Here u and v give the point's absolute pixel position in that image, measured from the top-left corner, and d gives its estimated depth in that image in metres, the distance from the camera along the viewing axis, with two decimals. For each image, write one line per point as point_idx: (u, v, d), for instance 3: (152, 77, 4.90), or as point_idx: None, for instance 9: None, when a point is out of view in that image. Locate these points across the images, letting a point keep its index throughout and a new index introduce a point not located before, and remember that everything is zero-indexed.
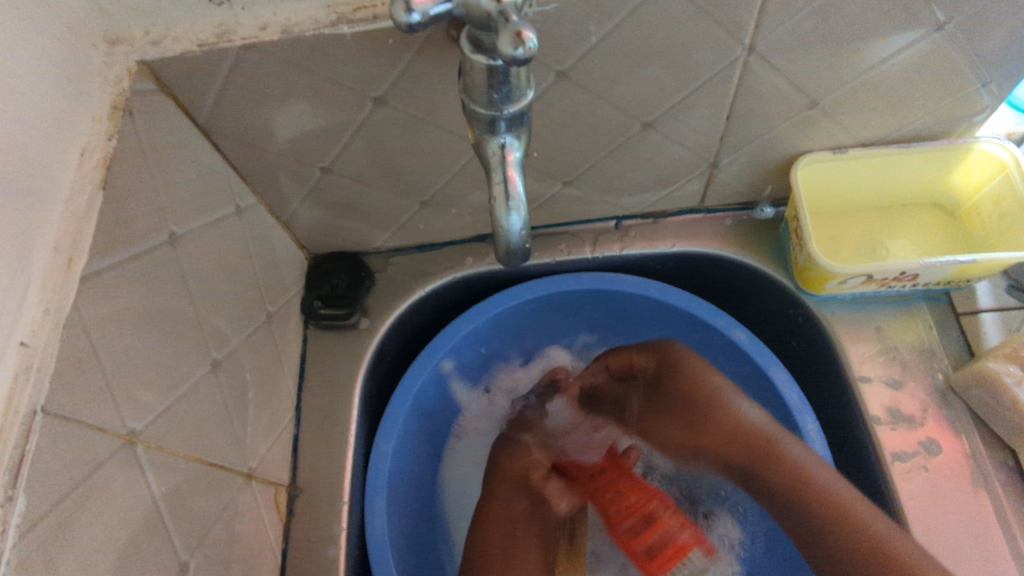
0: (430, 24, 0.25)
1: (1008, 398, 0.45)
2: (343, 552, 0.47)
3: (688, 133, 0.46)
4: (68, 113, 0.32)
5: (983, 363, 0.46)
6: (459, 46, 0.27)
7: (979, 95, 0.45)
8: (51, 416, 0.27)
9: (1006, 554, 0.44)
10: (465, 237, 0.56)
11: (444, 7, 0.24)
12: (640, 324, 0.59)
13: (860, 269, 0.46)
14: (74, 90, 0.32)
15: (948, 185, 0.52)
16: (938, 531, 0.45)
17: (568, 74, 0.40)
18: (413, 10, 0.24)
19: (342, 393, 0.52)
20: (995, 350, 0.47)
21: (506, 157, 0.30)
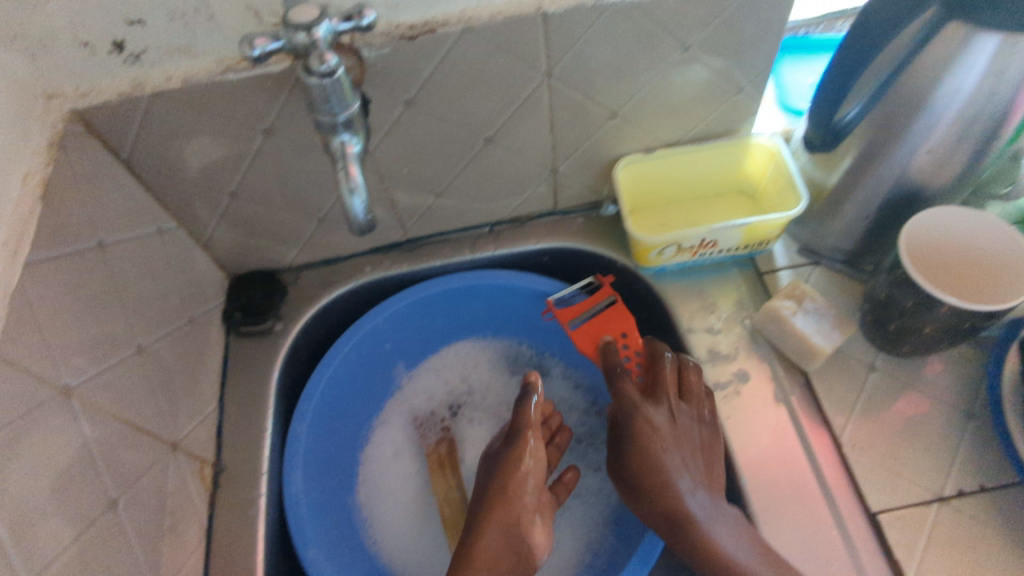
0: (269, 57, 0.36)
1: (789, 327, 0.57)
2: (263, 512, 0.55)
3: (524, 145, 0.59)
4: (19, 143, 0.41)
5: (771, 301, 0.58)
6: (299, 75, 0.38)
7: (741, 99, 0.59)
8: (4, 360, 0.36)
9: (800, 451, 0.54)
10: (363, 249, 0.67)
11: (276, 44, 0.36)
12: (520, 311, 0.70)
13: (669, 238, 0.59)
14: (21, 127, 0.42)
15: (744, 175, 0.66)
16: (749, 438, 0.55)
17: (413, 102, 0.52)
18: (255, 47, 0.35)
19: (260, 384, 0.61)
20: (781, 292, 0.59)
21: (347, 150, 0.42)
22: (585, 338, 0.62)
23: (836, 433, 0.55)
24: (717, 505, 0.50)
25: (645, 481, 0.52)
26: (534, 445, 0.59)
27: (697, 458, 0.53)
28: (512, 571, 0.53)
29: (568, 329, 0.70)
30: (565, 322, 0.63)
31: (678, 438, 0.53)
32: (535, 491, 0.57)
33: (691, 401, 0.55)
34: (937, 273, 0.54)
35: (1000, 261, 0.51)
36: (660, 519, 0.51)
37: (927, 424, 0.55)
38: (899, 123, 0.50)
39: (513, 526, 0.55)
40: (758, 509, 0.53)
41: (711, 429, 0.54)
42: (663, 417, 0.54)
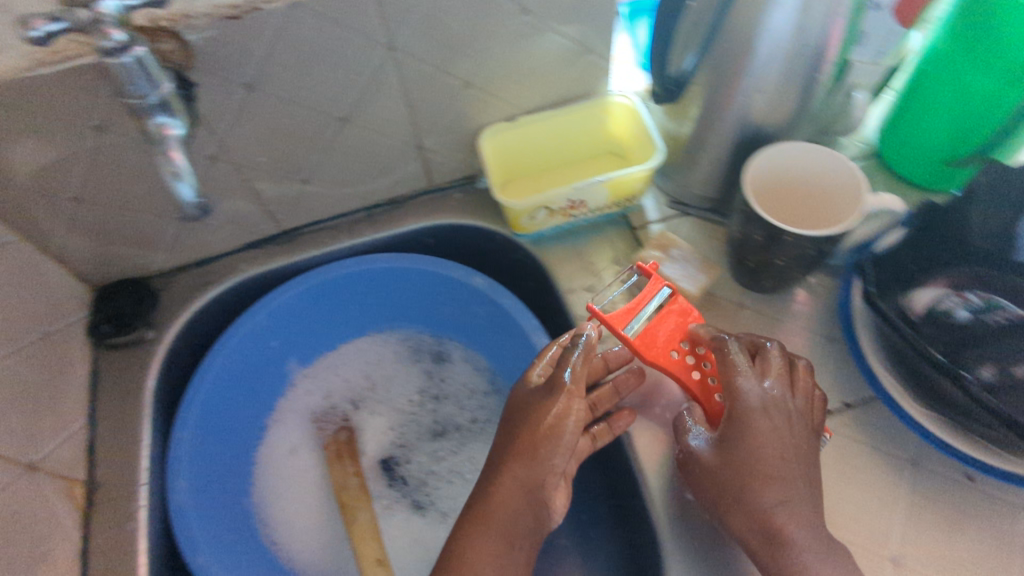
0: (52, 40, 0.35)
1: (657, 276, 0.59)
2: (142, 526, 0.54)
3: (382, 123, 0.59)
4: None
5: (641, 254, 0.60)
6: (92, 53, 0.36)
7: (592, 60, 0.61)
8: None
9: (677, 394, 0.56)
10: (236, 246, 0.66)
11: (56, 24, 0.35)
12: (408, 294, 0.70)
13: (536, 202, 0.59)
14: None
15: (610, 135, 0.67)
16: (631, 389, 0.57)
17: (253, 86, 0.51)
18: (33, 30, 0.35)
19: (134, 396, 0.59)
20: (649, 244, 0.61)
21: (166, 134, 0.40)
22: (648, 345, 0.53)
23: None
24: (804, 519, 0.44)
25: (750, 486, 0.46)
26: (573, 400, 0.51)
27: (798, 462, 0.46)
28: (524, 532, 0.49)
29: (457, 310, 0.70)
30: (621, 330, 0.53)
31: (782, 434, 0.46)
32: (567, 448, 0.51)
33: (799, 396, 0.48)
34: (784, 213, 0.58)
35: (834, 187, 0.54)
36: (754, 527, 0.45)
37: (792, 353, 0.58)
38: (728, 68, 0.52)
39: (536, 486, 0.49)
40: None
41: (805, 425, 0.48)
42: (769, 410, 0.47)
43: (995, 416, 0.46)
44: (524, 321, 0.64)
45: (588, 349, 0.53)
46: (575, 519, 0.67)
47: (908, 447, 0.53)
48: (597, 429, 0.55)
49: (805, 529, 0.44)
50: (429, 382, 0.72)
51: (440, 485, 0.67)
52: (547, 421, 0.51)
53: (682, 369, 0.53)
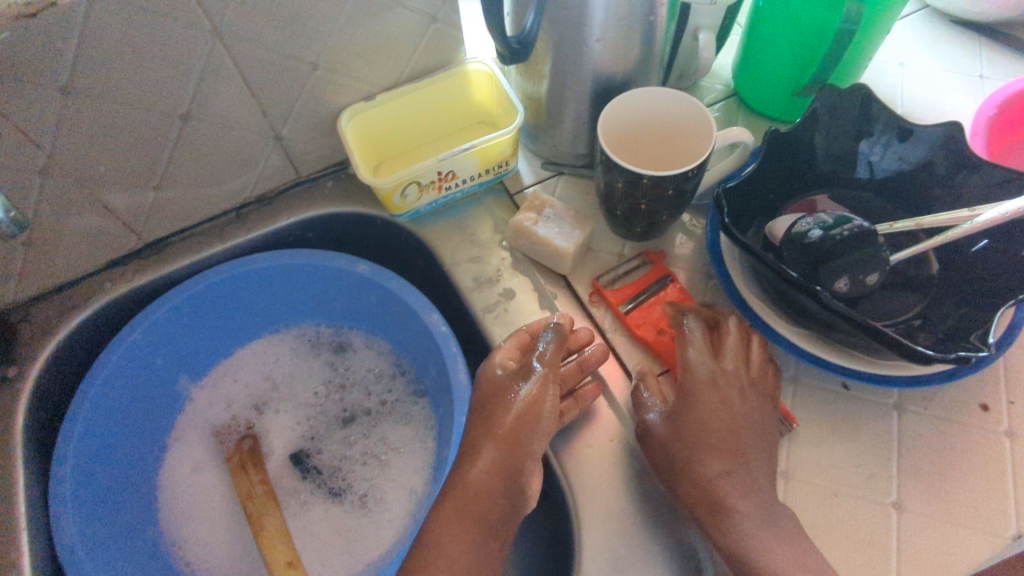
0: None
1: (534, 236, 0.59)
2: (27, 567, 0.52)
3: (229, 116, 0.56)
4: None
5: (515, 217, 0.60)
6: None
7: (442, 27, 0.59)
8: None
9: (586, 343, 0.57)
10: (99, 265, 0.62)
11: None
12: (296, 291, 0.67)
13: (403, 178, 0.58)
14: None
15: (475, 104, 0.67)
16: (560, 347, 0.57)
17: (71, 90, 0.47)
18: None
19: (1, 439, 0.55)
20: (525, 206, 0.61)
21: None
22: (638, 324, 0.56)
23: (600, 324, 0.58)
24: (748, 484, 0.46)
25: (694, 453, 0.47)
26: (548, 385, 0.51)
27: (745, 431, 0.48)
28: (497, 521, 0.48)
29: (349, 299, 0.68)
30: (617, 306, 0.57)
31: (739, 403, 0.49)
32: (541, 432, 0.49)
33: (755, 367, 0.51)
34: (644, 156, 0.58)
35: (681, 122, 0.55)
36: (698, 494, 0.46)
37: None
38: (567, 18, 0.52)
39: (516, 473, 0.48)
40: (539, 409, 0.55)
41: (761, 394, 0.50)
42: (718, 381, 0.50)
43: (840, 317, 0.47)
44: (414, 301, 0.62)
45: (561, 337, 0.52)
46: None
47: (789, 367, 0.55)
48: (564, 404, 0.53)
49: (748, 497, 0.46)
50: (334, 374, 0.69)
51: (356, 468, 0.65)
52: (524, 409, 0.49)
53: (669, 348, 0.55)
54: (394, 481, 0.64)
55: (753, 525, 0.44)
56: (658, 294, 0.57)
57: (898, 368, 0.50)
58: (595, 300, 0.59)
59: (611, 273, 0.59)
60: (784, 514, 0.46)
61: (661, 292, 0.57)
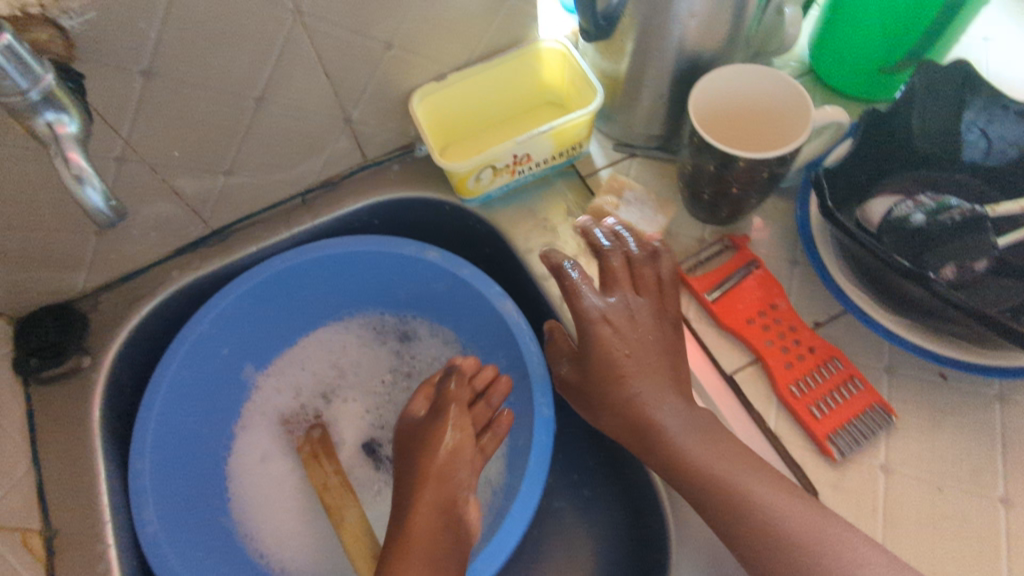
0: None
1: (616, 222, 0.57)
2: (115, 564, 0.51)
3: (302, 98, 0.54)
4: None
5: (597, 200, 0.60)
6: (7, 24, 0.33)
7: (519, 4, 0.57)
8: None
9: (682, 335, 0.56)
10: (167, 253, 0.61)
11: None
12: (361, 278, 0.66)
13: (479, 162, 0.56)
14: None
15: (545, 83, 0.65)
16: None
17: (151, 72, 0.46)
18: None
19: (79, 430, 0.54)
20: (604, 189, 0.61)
21: (59, 131, 0.36)
22: (728, 311, 0.54)
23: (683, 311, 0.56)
24: (665, 401, 0.47)
25: (605, 381, 0.49)
26: (458, 429, 0.54)
27: (646, 356, 0.49)
28: (451, 551, 0.48)
29: (415, 286, 0.67)
30: (703, 293, 0.55)
31: (636, 329, 0.50)
32: (465, 469, 0.52)
33: (641, 293, 0.51)
34: (732, 134, 0.57)
35: (758, 98, 0.53)
36: (620, 422, 0.48)
37: None
38: None
39: (450, 506, 0.50)
40: None
41: (654, 315, 0.50)
42: (610, 318, 0.50)
43: (942, 304, 0.46)
44: (487, 288, 0.61)
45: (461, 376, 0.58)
46: (567, 479, 0.66)
47: (885, 356, 0.53)
48: (484, 441, 0.56)
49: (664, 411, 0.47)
50: (399, 363, 0.69)
51: None
52: (449, 448, 0.52)
53: (760, 336, 0.53)
54: None
55: (678, 438, 0.45)
56: (742, 284, 0.55)
57: (1008, 357, 0.49)
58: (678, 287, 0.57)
59: (692, 260, 0.58)
60: (708, 415, 0.47)
61: (745, 281, 0.55)
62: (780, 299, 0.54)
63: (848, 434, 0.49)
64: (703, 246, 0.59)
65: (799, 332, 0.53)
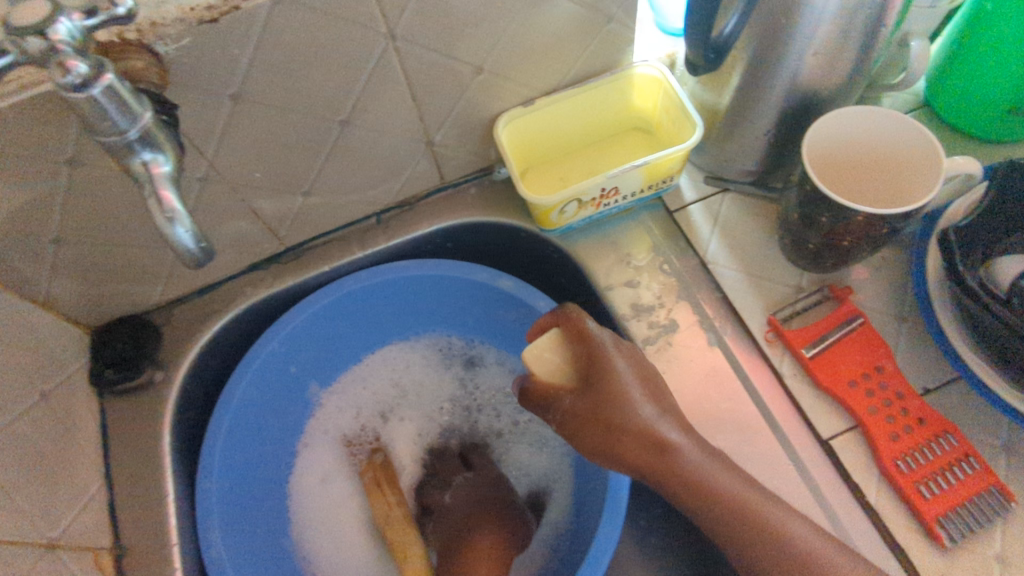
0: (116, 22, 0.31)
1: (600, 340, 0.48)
2: None
3: (387, 121, 0.52)
4: None
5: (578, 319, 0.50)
6: (104, 62, 0.31)
7: (617, 28, 0.53)
8: None
9: (774, 394, 0.52)
10: (241, 269, 0.60)
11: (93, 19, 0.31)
12: (431, 301, 0.64)
13: (566, 195, 0.53)
14: None
15: (634, 109, 0.61)
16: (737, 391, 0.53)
17: (242, 95, 0.44)
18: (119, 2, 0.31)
19: (150, 446, 0.54)
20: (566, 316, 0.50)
21: (154, 171, 0.35)
22: (828, 371, 0.50)
23: (775, 364, 0.52)
24: (692, 434, 0.45)
25: (614, 412, 0.46)
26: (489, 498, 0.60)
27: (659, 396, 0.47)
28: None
29: (484, 313, 0.64)
30: (800, 348, 0.51)
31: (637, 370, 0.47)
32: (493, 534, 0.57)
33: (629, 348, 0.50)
34: (851, 193, 0.53)
35: (870, 145, 0.50)
36: (637, 456, 0.45)
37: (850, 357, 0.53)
38: (780, 25, 0.45)
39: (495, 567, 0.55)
40: None
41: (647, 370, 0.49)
42: (623, 355, 0.48)
43: None
44: None
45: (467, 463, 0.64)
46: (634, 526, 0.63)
47: (1004, 433, 0.48)
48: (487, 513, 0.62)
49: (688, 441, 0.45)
50: (464, 390, 0.67)
51: None
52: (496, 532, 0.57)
53: (863, 403, 0.49)
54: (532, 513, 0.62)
55: (707, 471, 0.43)
56: (842, 341, 0.51)
57: None
58: (771, 338, 0.53)
59: (788, 310, 0.54)
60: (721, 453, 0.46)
61: (845, 338, 0.51)
62: (885, 361, 0.50)
63: (959, 518, 0.45)
64: (798, 295, 0.55)
65: (907, 399, 0.49)
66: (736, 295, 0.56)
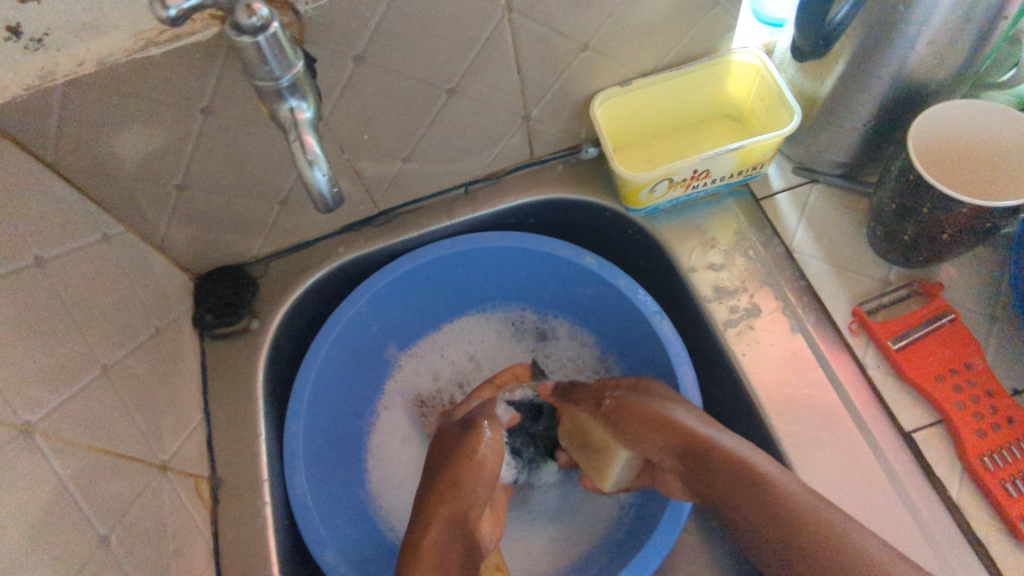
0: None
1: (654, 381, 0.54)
2: (270, 522, 0.54)
3: (491, 92, 0.54)
4: None
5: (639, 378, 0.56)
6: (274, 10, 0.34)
7: (720, 13, 0.54)
8: None
9: (856, 383, 0.52)
10: (335, 230, 0.63)
11: None
12: (510, 273, 0.66)
13: (658, 175, 0.54)
14: None
15: (727, 96, 0.62)
16: (817, 377, 0.53)
17: (364, 58, 0.47)
18: None
19: (247, 388, 0.58)
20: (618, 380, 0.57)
21: (297, 118, 0.37)
22: (913, 364, 0.50)
23: (857, 355, 0.53)
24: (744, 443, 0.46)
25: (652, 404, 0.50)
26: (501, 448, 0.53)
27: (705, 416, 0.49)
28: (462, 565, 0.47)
29: (562, 289, 0.66)
30: (886, 340, 0.51)
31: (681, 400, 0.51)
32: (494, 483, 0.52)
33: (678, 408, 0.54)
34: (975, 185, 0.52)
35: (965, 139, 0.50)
36: (676, 443, 0.47)
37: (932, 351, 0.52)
38: (896, 12, 0.45)
39: (460, 520, 0.49)
40: (787, 443, 0.51)
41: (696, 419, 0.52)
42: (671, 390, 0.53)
43: None
44: (643, 304, 0.59)
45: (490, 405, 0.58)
46: None
47: None
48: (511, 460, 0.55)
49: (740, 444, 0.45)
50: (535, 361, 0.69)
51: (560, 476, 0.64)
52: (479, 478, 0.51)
53: (950, 397, 0.49)
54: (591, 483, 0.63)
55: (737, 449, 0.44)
56: (929, 336, 0.51)
57: None
58: (855, 329, 0.53)
59: (873, 303, 0.54)
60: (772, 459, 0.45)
61: (933, 333, 0.51)
62: (975, 358, 0.50)
63: None
64: (885, 289, 0.55)
65: (996, 398, 0.49)
66: (821, 284, 0.56)
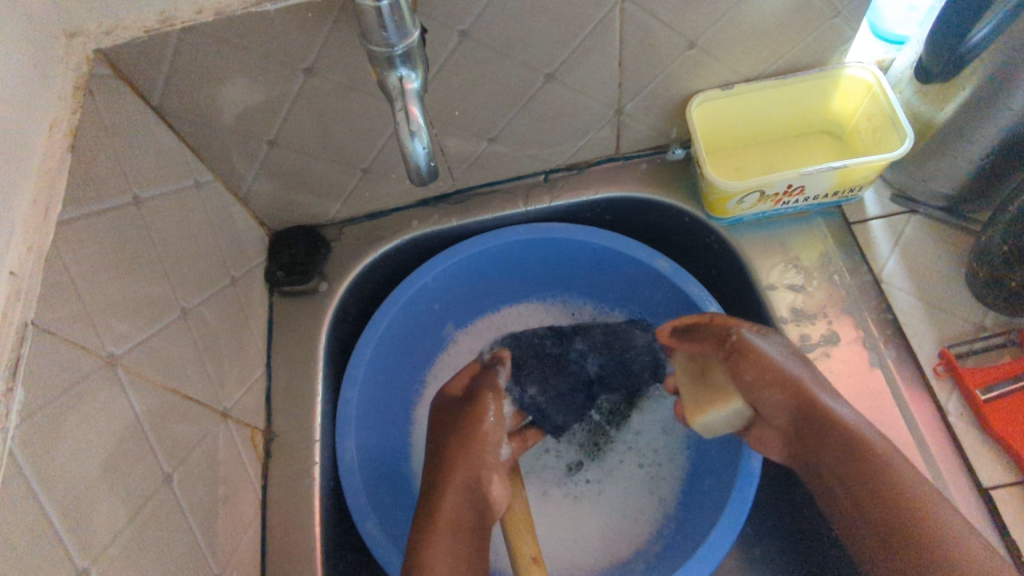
0: None
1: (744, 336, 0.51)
2: (317, 482, 0.55)
3: (589, 82, 0.53)
4: (45, 74, 0.35)
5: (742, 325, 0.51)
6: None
7: (839, 24, 0.51)
8: (55, 337, 0.34)
9: (933, 427, 0.49)
10: (409, 203, 0.63)
11: None
12: (579, 265, 0.65)
13: (750, 187, 0.52)
14: (50, 54, 0.36)
15: (830, 112, 0.59)
16: (891, 416, 0.51)
17: (469, 33, 0.46)
18: None
19: (309, 348, 0.59)
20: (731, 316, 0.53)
21: (405, 87, 0.37)
22: (1001, 419, 0.47)
23: (940, 400, 0.50)
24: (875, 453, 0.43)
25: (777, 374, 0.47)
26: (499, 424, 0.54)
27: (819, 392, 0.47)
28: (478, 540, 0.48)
29: (630, 290, 0.65)
30: (974, 389, 0.48)
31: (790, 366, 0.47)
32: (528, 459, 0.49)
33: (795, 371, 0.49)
34: None
35: None
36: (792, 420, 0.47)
37: None
38: None
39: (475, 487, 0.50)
40: None
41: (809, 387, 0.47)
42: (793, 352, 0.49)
43: None
44: None
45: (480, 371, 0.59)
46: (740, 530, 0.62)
47: None
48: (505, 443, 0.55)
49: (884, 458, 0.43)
50: None
51: (613, 474, 0.62)
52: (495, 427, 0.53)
53: None
54: (629, 487, 0.61)
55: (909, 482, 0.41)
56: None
57: None
58: (941, 372, 0.51)
59: (964, 347, 0.51)
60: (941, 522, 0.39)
61: None
62: None
63: None
64: (977, 334, 0.52)
65: None
66: (907, 321, 0.53)
